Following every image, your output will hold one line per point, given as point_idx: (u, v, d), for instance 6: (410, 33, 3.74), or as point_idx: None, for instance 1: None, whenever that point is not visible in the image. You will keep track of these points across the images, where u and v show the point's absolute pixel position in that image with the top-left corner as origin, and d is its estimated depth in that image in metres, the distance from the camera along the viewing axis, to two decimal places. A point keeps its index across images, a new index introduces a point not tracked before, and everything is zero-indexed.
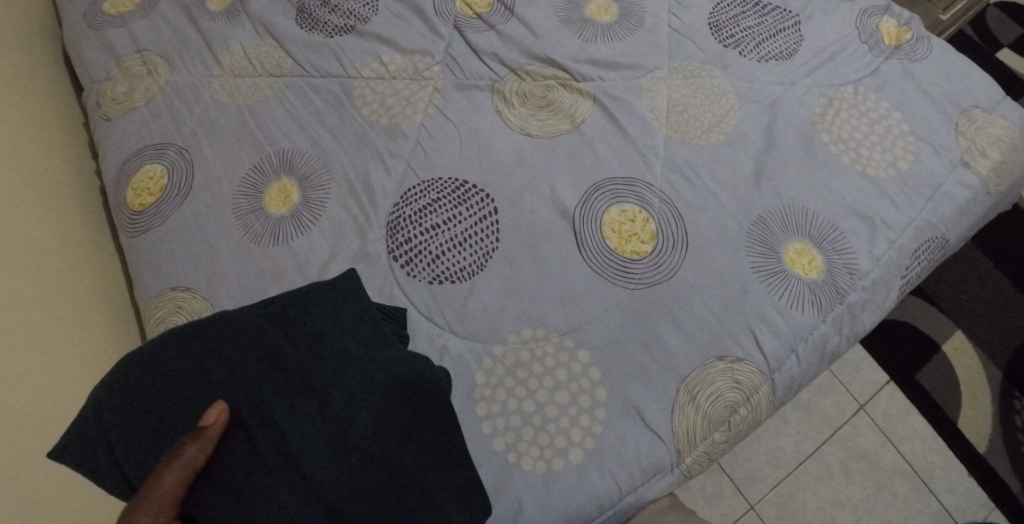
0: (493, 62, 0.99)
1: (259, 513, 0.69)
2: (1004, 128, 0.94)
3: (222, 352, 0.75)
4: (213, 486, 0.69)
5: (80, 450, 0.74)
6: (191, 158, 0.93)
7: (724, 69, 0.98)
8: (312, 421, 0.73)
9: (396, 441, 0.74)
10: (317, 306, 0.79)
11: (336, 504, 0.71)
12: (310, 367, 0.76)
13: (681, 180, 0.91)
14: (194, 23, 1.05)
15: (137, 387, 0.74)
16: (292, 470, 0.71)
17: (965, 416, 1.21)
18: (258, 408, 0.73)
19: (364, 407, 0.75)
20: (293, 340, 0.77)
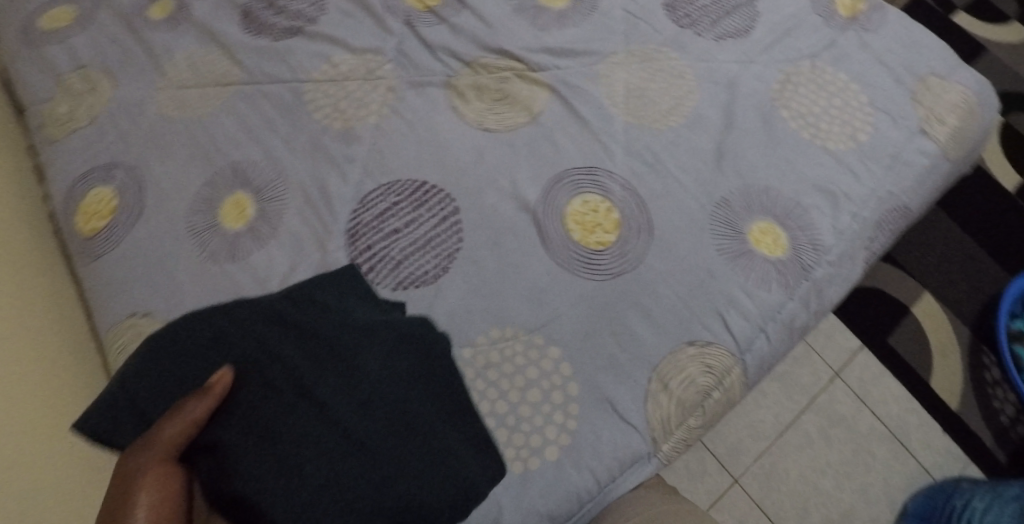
0: (447, 57, 0.97)
1: (284, 453, 0.69)
2: (959, 94, 0.95)
3: (236, 321, 0.77)
4: (231, 424, 0.71)
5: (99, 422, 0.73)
6: (141, 178, 0.91)
7: (681, 50, 0.97)
8: (330, 370, 0.74)
9: (412, 390, 0.75)
10: (324, 280, 0.81)
11: (362, 442, 0.71)
12: (320, 318, 0.77)
13: (642, 166, 0.90)
14: (135, 34, 1.02)
15: (157, 353, 0.76)
16: (312, 411, 0.72)
17: (939, 376, 1.22)
18: (272, 358, 0.74)
19: (372, 350, 0.75)
20: (303, 308, 0.78)
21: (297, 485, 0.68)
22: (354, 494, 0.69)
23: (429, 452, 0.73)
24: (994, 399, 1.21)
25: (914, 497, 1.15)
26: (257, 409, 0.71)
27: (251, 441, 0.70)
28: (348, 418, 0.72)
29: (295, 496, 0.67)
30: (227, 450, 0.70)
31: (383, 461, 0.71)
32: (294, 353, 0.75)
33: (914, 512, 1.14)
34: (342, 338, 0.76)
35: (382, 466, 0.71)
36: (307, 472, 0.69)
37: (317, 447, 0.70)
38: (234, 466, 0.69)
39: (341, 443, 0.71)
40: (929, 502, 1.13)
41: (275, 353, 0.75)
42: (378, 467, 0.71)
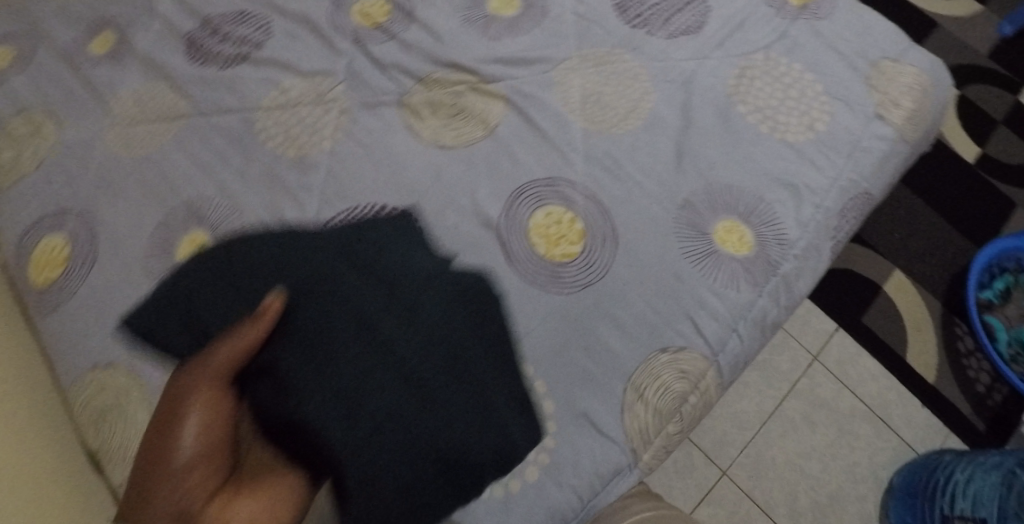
0: (399, 75, 0.96)
1: (331, 382, 0.69)
2: (912, 76, 0.95)
3: (300, 252, 0.78)
4: (293, 350, 0.71)
5: (156, 325, 0.77)
6: (92, 224, 0.89)
7: (635, 51, 0.96)
8: (386, 305, 0.74)
9: (465, 333, 0.75)
10: (380, 223, 0.83)
11: (412, 376, 0.71)
12: (383, 259, 0.77)
13: (603, 173, 0.89)
14: (76, 72, 0.99)
15: (223, 267, 0.78)
16: (365, 343, 0.71)
17: (915, 351, 1.23)
18: (332, 286, 0.74)
19: (430, 301, 0.75)
20: (365, 247, 0.79)
21: (351, 418, 0.69)
22: (404, 434, 0.70)
23: (482, 396, 0.74)
24: (969, 369, 1.22)
25: (901, 472, 1.15)
26: (315, 339, 0.71)
27: (306, 368, 0.70)
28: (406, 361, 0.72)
29: (348, 429, 0.68)
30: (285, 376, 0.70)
31: (436, 407, 0.71)
32: (356, 288, 0.74)
33: (900, 488, 1.14)
34: (405, 279, 0.76)
35: (436, 409, 0.71)
36: (359, 412, 0.69)
37: (373, 385, 0.70)
38: (293, 393, 0.69)
39: (398, 383, 0.71)
40: (914, 476, 1.12)
41: (331, 283, 0.74)
42: (430, 410, 0.71)
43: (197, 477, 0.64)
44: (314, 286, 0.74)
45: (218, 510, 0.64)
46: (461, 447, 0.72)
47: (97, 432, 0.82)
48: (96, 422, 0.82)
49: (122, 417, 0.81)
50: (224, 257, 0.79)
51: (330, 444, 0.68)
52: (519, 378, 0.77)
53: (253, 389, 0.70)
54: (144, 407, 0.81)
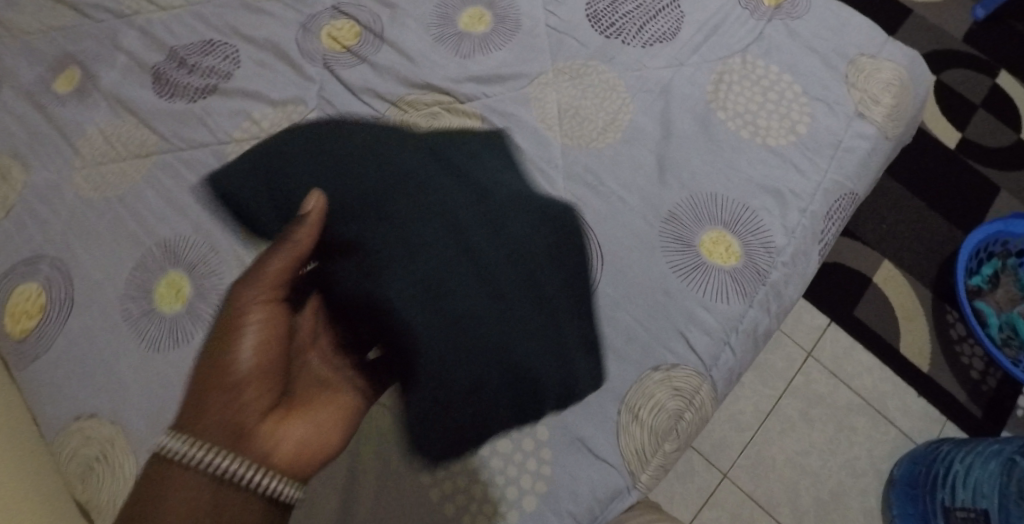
0: (373, 99, 0.95)
1: (416, 268, 0.74)
2: (891, 71, 0.93)
3: (395, 151, 0.83)
4: (384, 238, 0.76)
5: (248, 198, 0.83)
6: (67, 269, 0.87)
7: (610, 62, 0.95)
8: (482, 206, 0.79)
9: (547, 250, 0.79)
10: (474, 137, 0.88)
11: (495, 275, 0.76)
12: (473, 168, 0.83)
13: (585, 190, 0.89)
14: (41, 111, 0.96)
15: (321, 150, 0.83)
16: (457, 239, 0.77)
17: (907, 341, 1.23)
18: (430, 186, 0.79)
19: (524, 217, 0.80)
20: (460, 158, 0.84)
21: (439, 306, 0.74)
22: (484, 331, 0.75)
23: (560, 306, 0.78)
24: (963, 356, 1.22)
25: (902, 464, 1.13)
26: (417, 227, 0.76)
27: (400, 253, 0.75)
28: (495, 261, 0.77)
29: (436, 317, 0.74)
30: (376, 258, 0.75)
31: (515, 304, 0.77)
32: (450, 193, 0.79)
33: (901, 479, 1.12)
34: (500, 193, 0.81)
35: (516, 308, 0.76)
36: (448, 302, 0.74)
37: (460, 276, 0.75)
38: (377, 279, 0.74)
39: (485, 281, 0.76)
40: (915, 467, 1.11)
41: (425, 186, 0.79)
42: (506, 309, 0.76)
43: (253, 393, 0.69)
44: (414, 185, 0.79)
45: (275, 426, 0.70)
46: (527, 350, 0.76)
47: (84, 483, 0.80)
48: (82, 473, 0.80)
49: (109, 468, 0.79)
50: (318, 141, 0.84)
51: (413, 325, 0.73)
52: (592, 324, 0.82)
53: (333, 278, 0.76)
54: (131, 457, 0.79)
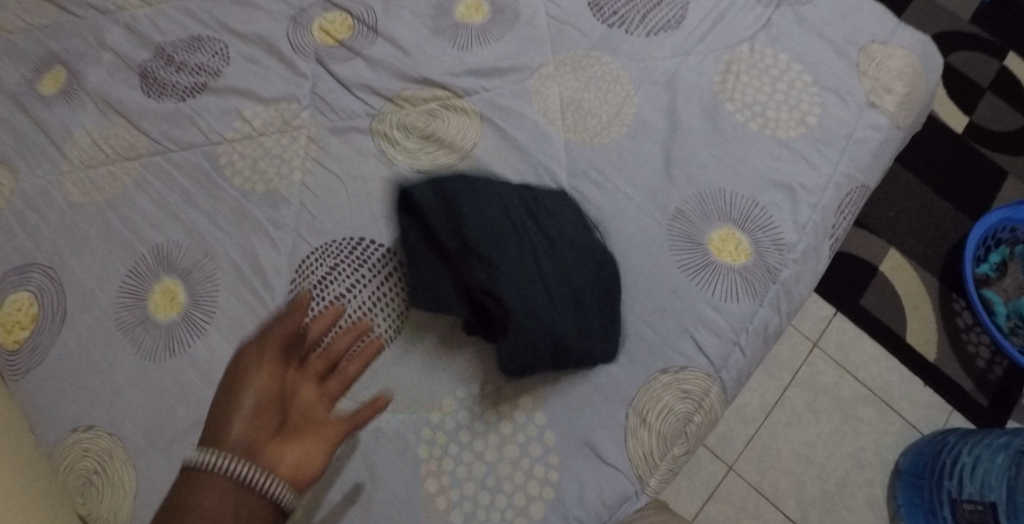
0: (368, 94, 0.92)
1: (507, 285, 0.76)
2: (903, 58, 0.90)
3: (537, 205, 0.83)
4: (509, 263, 0.78)
5: (433, 188, 0.83)
6: (59, 278, 0.86)
7: (614, 52, 0.91)
8: (588, 261, 0.80)
9: (601, 293, 0.80)
10: (563, 197, 0.85)
11: (571, 303, 0.78)
12: (575, 231, 0.82)
13: (589, 186, 0.87)
14: (27, 113, 0.94)
15: (482, 177, 0.84)
16: (550, 281, 0.78)
17: (913, 330, 1.19)
18: (550, 242, 0.80)
19: (594, 274, 0.80)
20: (579, 220, 0.84)
21: (521, 308, 0.75)
22: (548, 321, 0.76)
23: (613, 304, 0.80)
24: (969, 344, 1.18)
25: (908, 455, 1.11)
26: (493, 234, 0.78)
27: (518, 263, 0.77)
28: (561, 261, 0.79)
29: (513, 309, 0.75)
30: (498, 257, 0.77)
31: (587, 302, 0.78)
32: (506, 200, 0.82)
33: (906, 470, 1.09)
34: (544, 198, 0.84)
35: (586, 307, 0.78)
36: (528, 294, 0.76)
37: (538, 275, 0.78)
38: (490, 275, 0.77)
39: (555, 278, 0.78)
40: (920, 458, 1.08)
41: (541, 238, 0.80)
42: (572, 304, 0.78)
43: (252, 429, 0.63)
44: (480, 190, 0.82)
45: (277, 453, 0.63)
46: (599, 342, 0.79)
47: (83, 497, 0.78)
48: (81, 486, 0.78)
49: (108, 480, 0.78)
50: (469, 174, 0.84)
51: (512, 315, 0.75)
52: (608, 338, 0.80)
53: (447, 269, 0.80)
54: (131, 468, 0.78)
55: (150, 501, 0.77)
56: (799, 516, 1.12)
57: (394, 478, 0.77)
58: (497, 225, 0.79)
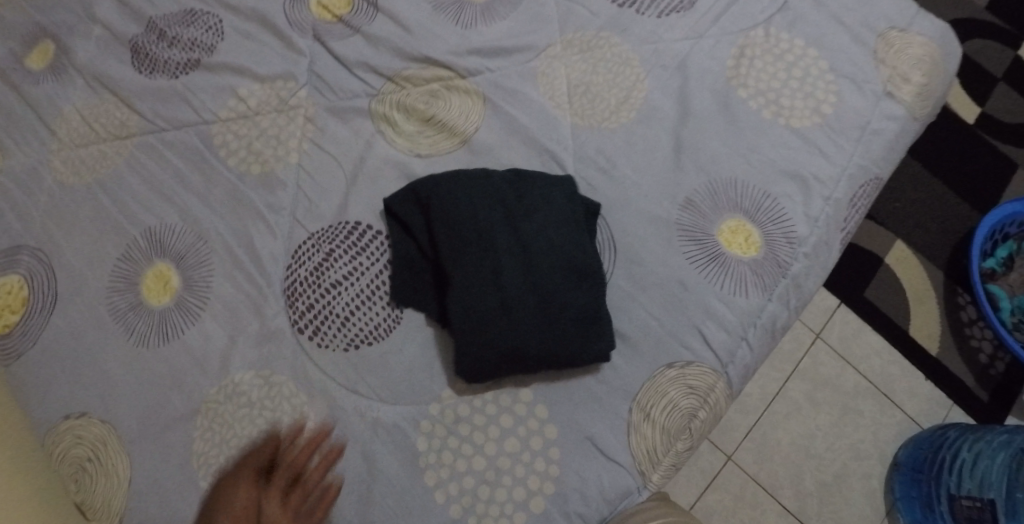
0: (367, 73, 0.89)
1: (489, 304, 0.75)
2: (923, 46, 0.87)
3: (513, 193, 0.79)
4: (484, 272, 0.76)
5: (406, 201, 0.80)
6: (49, 261, 0.84)
7: (623, 33, 0.88)
8: (560, 259, 0.76)
9: (580, 295, 0.76)
10: (549, 180, 0.81)
11: (552, 315, 0.75)
12: (548, 221, 0.78)
13: (596, 173, 0.84)
14: (16, 91, 0.92)
15: (452, 175, 0.80)
16: (528, 285, 0.75)
17: (917, 323, 1.15)
18: (521, 241, 0.77)
19: (565, 273, 0.76)
20: (555, 205, 0.79)
21: (502, 329, 0.74)
22: (530, 347, 0.74)
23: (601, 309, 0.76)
24: (972, 340, 1.14)
25: (907, 447, 1.08)
26: (462, 249, 0.77)
27: (492, 276, 0.76)
28: (537, 266, 0.76)
29: (496, 332, 0.74)
30: (472, 279, 0.76)
31: (563, 308, 0.75)
32: (485, 200, 0.79)
33: (905, 463, 1.07)
34: (529, 189, 0.79)
35: (567, 313, 0.75)
36: (497, 313, 0.75)
37: (511, 284, 0.75)
38: (469, 296, 0.75)
39: (530, 287, 0.75)
40: (920, 452, 1.05)
41: (517, 237, 0.77)
42: (545, 316, 0.75)
43: None
44: (454, 194, 0.79)
45: None
46: (585, 343, 0.75)
47: (77, 484, 0.77)
48: (74, 474, 0.77)
49: (102, 468, 0.77)
50: (444, 173, 0.81)
51: (497, 340, 0.74)
52: (597, 341, 0.76)
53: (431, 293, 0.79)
54: (124, 457, 0.77)
55: (144, 490, 0.76)
56: (797, 507, 1.09)
57: (393, 470, 0.75)
58: (472, 233, 0.77)
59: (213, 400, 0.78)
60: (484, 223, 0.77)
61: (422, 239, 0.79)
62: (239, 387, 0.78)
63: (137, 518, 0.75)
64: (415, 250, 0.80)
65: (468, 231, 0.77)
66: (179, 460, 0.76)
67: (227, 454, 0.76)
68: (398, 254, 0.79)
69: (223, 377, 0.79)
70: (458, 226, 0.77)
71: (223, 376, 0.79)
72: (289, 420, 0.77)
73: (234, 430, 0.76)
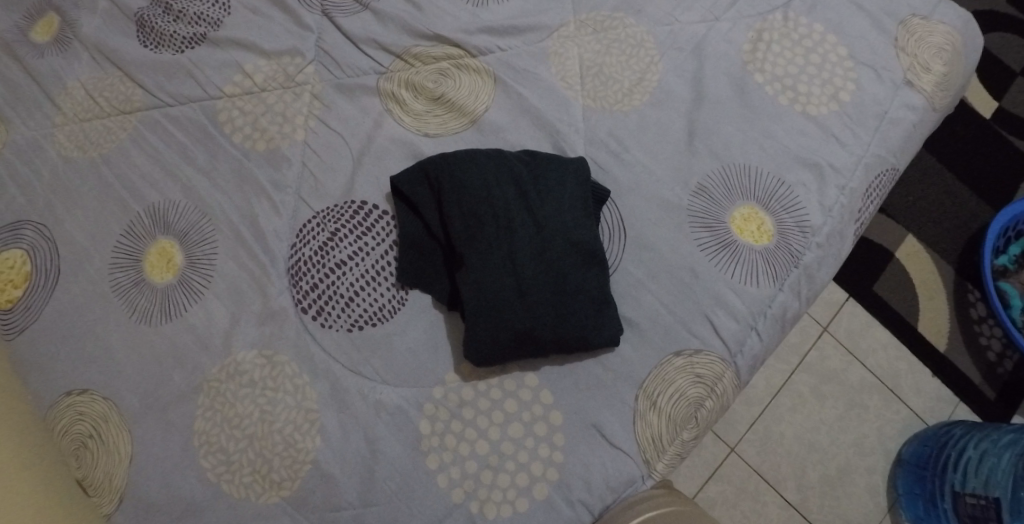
0: (376, 50, 0.87)
1: (498, 287, 0.74)
2: (945, 35, 0.85)
3: (525, 174, 0.78)
4: (494, 255, 0.74)
5: (416, 181, 0.79)
6: (52, 235, 0.83)
7: (638, 14, 0.87)
8: (570, 243, 0.75)
9: (588, 280, 0.75)
10: (561, 162, 0.79)
11: (561, 298, 0.74)
12: (559, 204, 0.76)
13: (607, 157, 0.82)
14: (18, 63, 0.91)
15: (463, 155, 0.79)
16: (538, 267, 0.74)
17: (926, 317, 1.13)
18: (533, 224, 0.76)
19: (577, 257, 0.75)
20: (566, 188, 0.77)
21: (513, 313, 0.73)
22: (539, 330, 0.73)
23: (609, 292, 0.76)
24: (981, 337, 1.13)
25: (912, 443, 1.07)
26: (474, 230, 0.75)
27: (503, 258, 0.74)
28: (549, 250, 0.74)
29: (506, 316, 0.73)
30: (482, 262, 0.74)
31: (572, 292, 0.74)
32: (496, 181, 0.77)
33: (909, 460, 1.06)
34: (540, 171, 0.78)
35: (578, 297, 0.74)
36: (508, 296, 0.73)
37: (521, 268, 0.74)
38: (478, 279, 0.74)
39: (541, 270, 0.74)
40: (924, 449, 1.04)
41: (528, 221, 0.76)
42: (555, 300, 0.74)
43: None
44: (464, 176, 0.77)
45: None
46: (596, 328, 0.74)
47: (78, 460, 0.76)
48: (76, 450, 0.77)
49: (103, 445, 0.76)
50: (456, 153, 0.79)
51: (506, 323, 0.73)
52: (606, 326, 0.75)
53: (439, 274, 0.78)
54: (127, 433, 0.76)
55: (145, 468, 0.75)
56: (799, 501, 1.07)
57: (394, 454, 0.75)
58: (482, 215, 0.75)
59: (215, 378, 0.77)
60: (495, 205, 0.76)
61: (431, 220, 0.78)
62: (241, 366, 0.77)
63: (139, 495, 0.75)
64: (424, 232, 0.79)
65: (480, 213, 0.76)
66: (181, 438, 0.76)
67: (228, 432, 0.75)
68: (406, 236, 0.78)
69: (226, 355, 0.78)
70: (469, 207, 0.76)
71: (225, 355, 0.78)
72: (290, 401, 0.76)
73: (235, 409, 0.76)
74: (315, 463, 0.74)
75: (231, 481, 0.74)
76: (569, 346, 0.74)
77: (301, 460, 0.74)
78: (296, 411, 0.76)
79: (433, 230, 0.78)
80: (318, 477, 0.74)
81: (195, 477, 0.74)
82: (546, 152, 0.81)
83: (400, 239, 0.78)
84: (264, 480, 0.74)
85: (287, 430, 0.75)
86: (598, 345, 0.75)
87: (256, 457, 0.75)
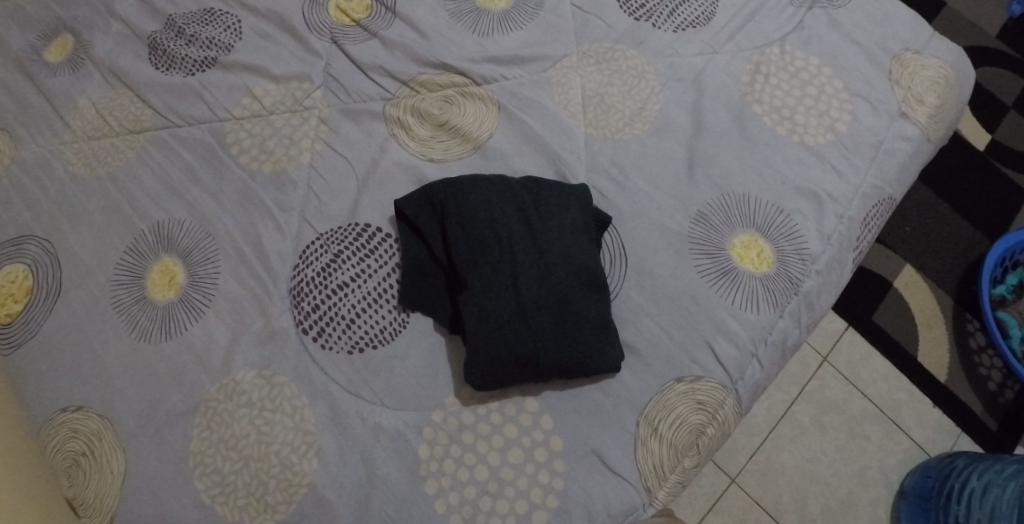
0: (382, 76, 0.89)
1: (500, 310, 0.74)
2: (938, 69, 0.87)
3: (529, 200, 0.79)
4: (496, 279, 0.75)
5: (419, 205, 0.79)
6: (55, 251, 0.83)
7: (639, 46, 0.88)
8: (572, 268, 0.75)
9: (589, 306, 0.75)
10: (564, 188, 0.80)
11: (564, 324, 0.74)
12: (561, 229, 0.77)
13: (608, 184, 0.83)
14: (31, 82, 0.92)
15: (467, 180, 0.79)
16: (540, 291, 0.74)
17: (926, 350, 1.13)
18: (535, 249, 0.76)
19: (579, 283, 0.75)
20: (568, 215, 0.78)
21: (514, 338, 0.73)
22: (541, 354, 0.73)
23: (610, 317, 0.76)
24: (981, 369, 1.13)
25: (914, 476, 1.05)
26: (477, 253, 0.76)
27: (506, 282, 0.74)
28: (551, 273, 0.75)
29: (508, 339, 0.73)
30: (484, 285, 0.74)
31: (574, 317, 0.74)
32: (499, 204, 0.78)
33: (911, 492, 1.04)
34: (542, 196, 0.79)
35: (579, 322, 0.74)
36: (511, 319, 0.73)
37: (522, 292, 0.74)
38: (480, 303, 0.74)
39: (543, 293, 0.74)
40: (927, 480, 1.02)
41: (530, 247, 0.76)
42: (557, 324, 0.74)
43: None
44: (468, 200, 0.78)
45: None
46: (597, 352, 0.74)
47: (70, 479, 0.75)
48: (68, 469, 0.75)
49: (96, 464, 0.75)
50: (459, 179, 0.80)
51: (508, 346, 0.73)
52: (608, 352, 0.75)
53: (442, 298, 0.78)
54: (121, 452, 0.75)
55: (137, 488, 0.74)
56: None
57: (392, 477, 0.74)
58: (485, 241, 0.76)
59: (213, 397, 0.76)
60: (499, 231, 0.76)
61: (433, 243, 0.78)
62: (239, 386, 0.77)
63: (130, 515, 0.73)
64: (427, 255, 0.79)
65: (483, 237, 0.76)
66: (177, 458, 0.75)
67: (223, 453, 0.74)
68: (409, 259, 0.79)
69: (225, 375, 0.77)
70: (472, 232, 0.76)
71: (224, 375, 0.77)
72: (288, 422, 0.75)
73: (232, 430, 0.75)
74: (312, 486, 0.73)
75: (225, 503, 0.73)
76: (570, 371, 0.74)
77: (298, 483, 0.73)
78: (293, 433, 0.75)
79: (435, 254, 0.78)
80: (314, 500, 0.73)
81: (189, 497, 0.73)
82: (548, 178, 0.82)
83: (403, 262, 0.79)
84: (258, 503, 0.73)
85: (285, 452, 0.74)
86: (599, 371, 0.74)
87: (251, 479, 0.73)
